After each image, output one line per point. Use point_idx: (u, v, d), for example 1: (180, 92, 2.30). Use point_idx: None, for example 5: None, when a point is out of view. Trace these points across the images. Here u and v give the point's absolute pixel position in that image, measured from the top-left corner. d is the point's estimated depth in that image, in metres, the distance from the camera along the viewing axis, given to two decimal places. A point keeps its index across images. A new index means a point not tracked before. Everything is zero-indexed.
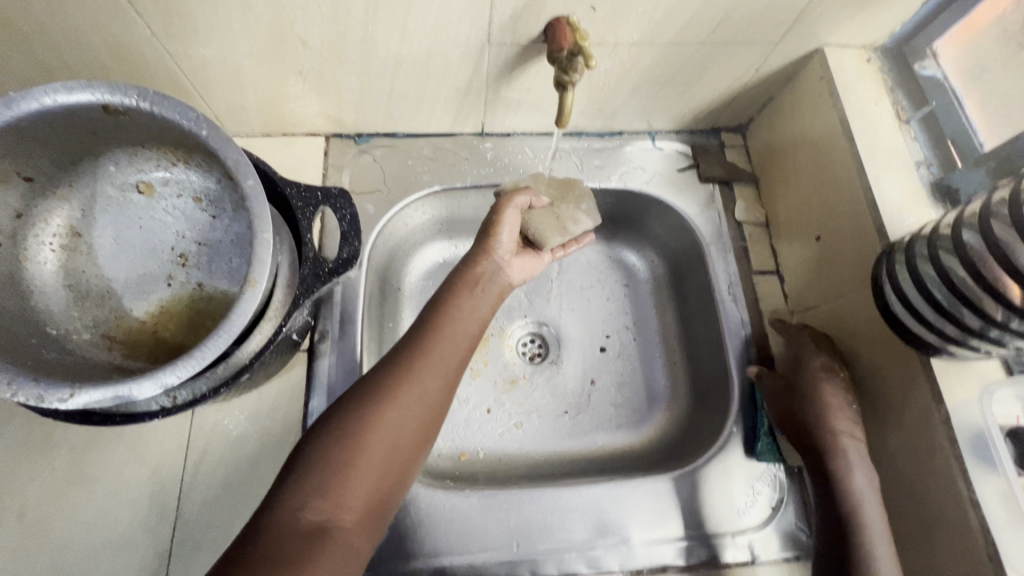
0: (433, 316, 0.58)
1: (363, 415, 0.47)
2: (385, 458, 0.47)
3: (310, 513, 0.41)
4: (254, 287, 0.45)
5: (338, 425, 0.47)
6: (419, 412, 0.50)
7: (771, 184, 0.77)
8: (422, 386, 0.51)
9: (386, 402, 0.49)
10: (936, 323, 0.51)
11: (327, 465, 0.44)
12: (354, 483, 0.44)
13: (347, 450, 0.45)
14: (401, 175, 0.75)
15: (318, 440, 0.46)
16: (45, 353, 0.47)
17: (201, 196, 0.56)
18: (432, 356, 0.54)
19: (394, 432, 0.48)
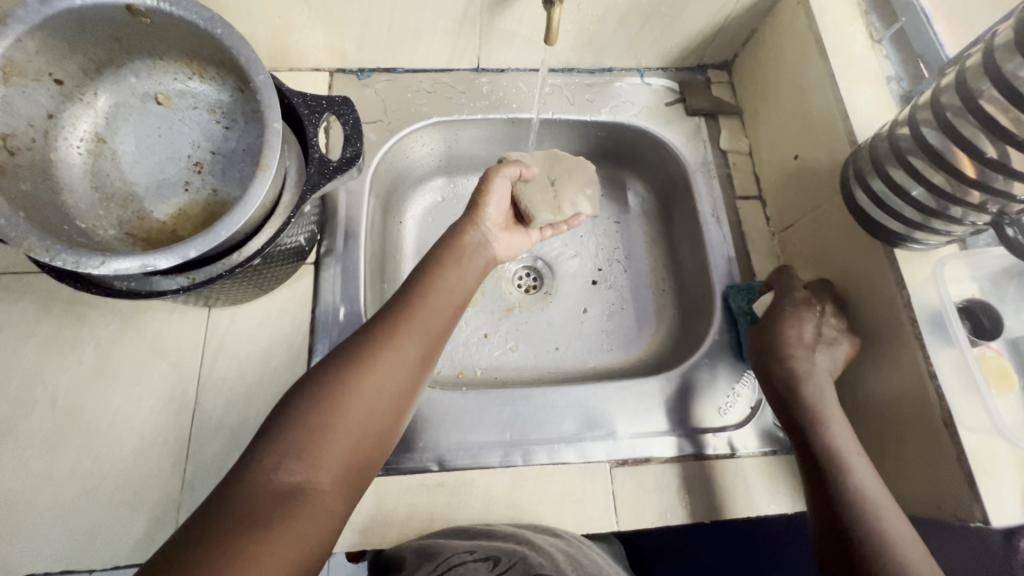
0: (415, 288, 0.59)
1: (340, 383, 0.49)
2: (361, 423, 0.48)
3: (284, 475, 0.43)
4: (265, 171, 0.50)
5: (315, 390, 0.49)
6: (397, 382, 0.52)
7: (754, 115, 0.81)
8: (400, 357, 0.53)
9: (363, 370, 0.50)
10: (902, 213, 0.54)
11: (302, 431, 0.46)
12: (331, 447, 0.46)
13: (324, 417, 0.47)
14: (401, 107, 0.79)
15: (297, 403, 0.48)
16: (77, 238, 0.52)
17: (215, 109, 0.61)
18: (411, 328, 0.55)
19: (372, 399, 0.50)
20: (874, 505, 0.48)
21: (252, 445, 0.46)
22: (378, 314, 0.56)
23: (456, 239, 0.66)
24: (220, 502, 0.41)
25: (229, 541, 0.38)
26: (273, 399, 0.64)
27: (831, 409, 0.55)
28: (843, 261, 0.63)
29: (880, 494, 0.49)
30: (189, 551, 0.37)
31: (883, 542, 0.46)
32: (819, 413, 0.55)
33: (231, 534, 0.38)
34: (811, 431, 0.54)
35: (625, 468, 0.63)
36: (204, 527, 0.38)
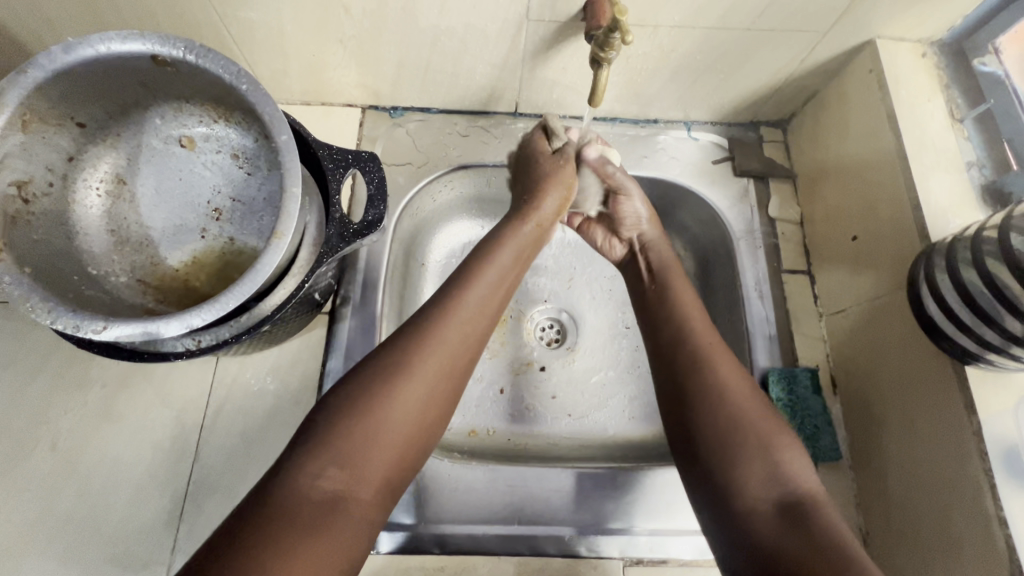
0: (458, 280, 0.55)
1: (380, 386, 0.46)
2: (401, 427, 0.46)
3: (325, 481, 0.41)
4: (280, 239, 0.47)
5: (351, 394, 0.45)
6: (439, 385, 0.48)
7: (809, 181, 0.75)
8: (440, 358, 0.49)
9: (404, 373, 0.47)
10: (978, 330, 0.48)
11: (345, 439, 0.43)
12: (373, 457, 0.44)
13: (367, 426, 0.44)
14: (432, 149, 0.76)
15: (340, 406, 0.45)
16: (85, 290, 0.50)
17: (238, 153, 0.58)
18: (452, 328, 0.51)
19: (413, 406, 0.47)
20: (751, 412, 0.49)
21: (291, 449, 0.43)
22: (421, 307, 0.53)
23: (516, 219, 0.62)
24: (256, 516, 0.38)
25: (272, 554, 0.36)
26: (274, 457, 0.61)
27: (692, 312, 0.58)
28: (902, 366, 0.57)
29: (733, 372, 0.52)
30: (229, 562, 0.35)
31: (752, 425, 0.48)
32: (699, 351, 0.54)
33: (274, 543, 0.37)
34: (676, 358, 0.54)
35: (639, 567, 0.59)
36: (249, 533, 0.37)
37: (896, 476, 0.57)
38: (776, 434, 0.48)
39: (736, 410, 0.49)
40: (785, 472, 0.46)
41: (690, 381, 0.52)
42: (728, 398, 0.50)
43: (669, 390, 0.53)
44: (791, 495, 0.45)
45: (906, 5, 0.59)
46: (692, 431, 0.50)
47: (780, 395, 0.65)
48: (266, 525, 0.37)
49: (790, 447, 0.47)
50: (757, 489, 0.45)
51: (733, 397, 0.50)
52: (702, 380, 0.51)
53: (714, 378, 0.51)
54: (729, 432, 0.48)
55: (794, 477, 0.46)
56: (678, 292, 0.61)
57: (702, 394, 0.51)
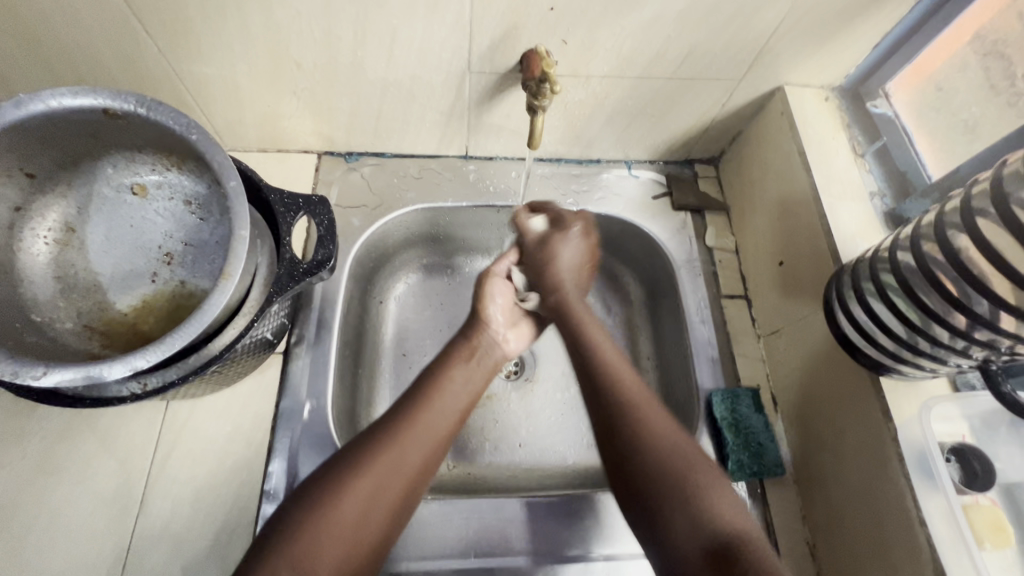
0: (421, 388, 0.59)
1: (340, 483, 0.48)
2: (358, 522, 0.47)
3: None
4: (227, 281, 0.48)
5: (312, 492, 0.48)
6: (397, 483, 0.51)
7: (740, 214, 0.81)
8: (403, 457, 0.52)
9: (361, 474, 0.50)
10: (885, 344, 0.52)
11: (301, 536, 0.45)
12: (325, 551, 0.45)
13: (319, 520, 0.46)
14: (387, 192, 0.79)
15: (298, 507, 0.47)
16: (27, 336, 0.50)
17: (191, 200, 0.60)
18: (415, 428, 0.54)
19: (369, 500, 0.49)
20: (672, 450, 0.51)
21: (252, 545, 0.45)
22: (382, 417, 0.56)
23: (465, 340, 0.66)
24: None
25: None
26: (224, 502, 0.60)
27: (608, 353, 0.61)
28: (831, 379, 0.60)
29: (673, 428, 0.53)
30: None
31: (674, 467, 0.50)
32: (628, 405, 0.55)
33: None
34: (609, 411, 0.56)
35: None
36: None
37: (833, 486, 0.60)
38: (713, 485, 0.49)
39: (658, 454, 0.51)
40: (715, 517, 0.47)
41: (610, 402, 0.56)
42: (659, 444, 0.52)
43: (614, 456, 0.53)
44: (720, 539, 0.45)
45: (804, 55, 0.66)
46: (632, 479, 0.51)
47: (724, 414, 0.67)
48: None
49: (723, 495, 0.49)
50: (687, 533, 0.46)
51: (664, 451, 0.51)
52: (648, 450, 0.52)
53: (647, 426, 0.53)
54: (659, 489, 0.49)
55: (723, 523, 0.46)
56: (593, 338, 0.63)
57: (631, 437, 0.53)
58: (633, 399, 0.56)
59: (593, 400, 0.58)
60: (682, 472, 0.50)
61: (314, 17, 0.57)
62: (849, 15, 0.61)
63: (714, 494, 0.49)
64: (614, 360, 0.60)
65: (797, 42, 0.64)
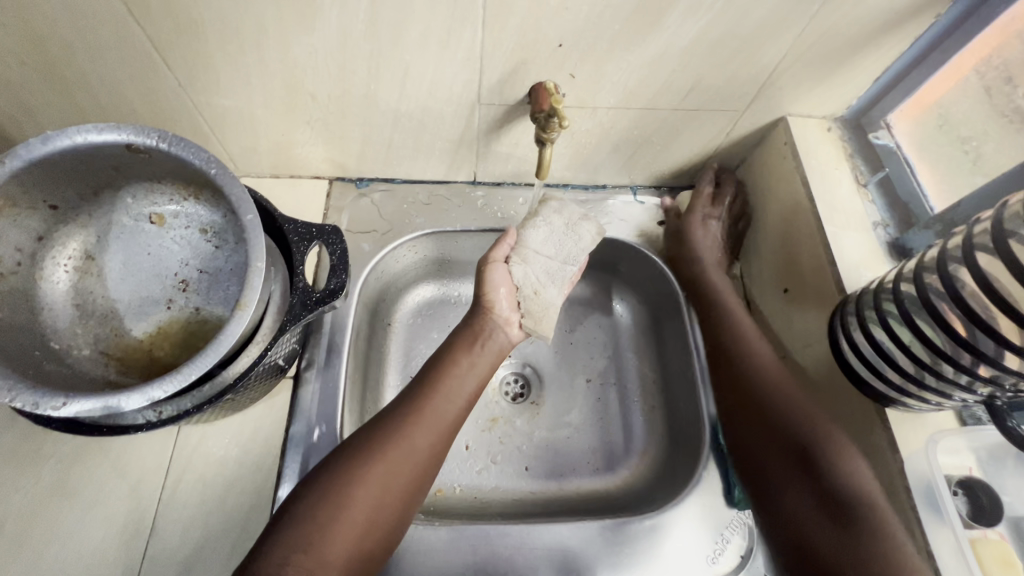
0: (427, 378, 0.61)
1: (351, 475, 0.51)
2: (369, 509, 0.51)
3: (293, 564, 0.45)
4: (243, 310, 0.49)
5: (325, 481, 0.51)
6: (405, 474, 0.54)
7: (745, 240, 0.82)
8: (412, 445, 0.54)
9: (372, 465, 0.52)
10: (891, 376, 0.53)
11: (314, 525, 0.48)
12: (337, 538, 0.48)
13: (332, 510, 0.49)
14: (396, 217, 0.80)
15: (310, 495, 0.50)
16: (46, 365, 0.51)
17: (207, 228, 0.61)
18: (423, 418, 0.57)
19: (380, 489, 0.52)
20: (801, 412, 0.58)
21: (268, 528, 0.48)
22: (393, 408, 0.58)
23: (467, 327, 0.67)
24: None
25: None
26: (234, 528, 0.60)
27: (752, 337, 0.68)
28: (836, 408, 0.61)
29: (793, 393, 0.60)
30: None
31: (797, 428, 0.57)
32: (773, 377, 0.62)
33: None
34: (738, 380, 0.64)
35: None
36: None
37: None
38: (834, 440, 0.55)
39: (792, 421, 0.57)
40: (841, 477, 0.52)
41: (781, 395, 0.60)
42: (785, 412, 0.58)
43: (773, 434, 0.58)
44: (843, 496, 0.51)
45: (806, 88, 0.68)
46: (759, 446, 0.59)
47: None
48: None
49: (849, 448, 0.54)
50: (803, 497, 0.53)
51: (792, 414, 0.58)
52: (783, 412, 0.58)
53: (780, 399, 0.59)
54: (777, 447, 0.57)
55: (851, 485, 0.52)
56: (741, 321, 0.70)
57: (771, 407, 0.59)
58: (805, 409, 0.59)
59: (732, 373, 0.65)
60: (805, 434, 0.56)
61: (330, 53, 0.59)
62: (850, 51, 0.62)
63: (844, 452, 0.54)
64: (760, 342, 0.67)
65: (800, 76, 0.66)
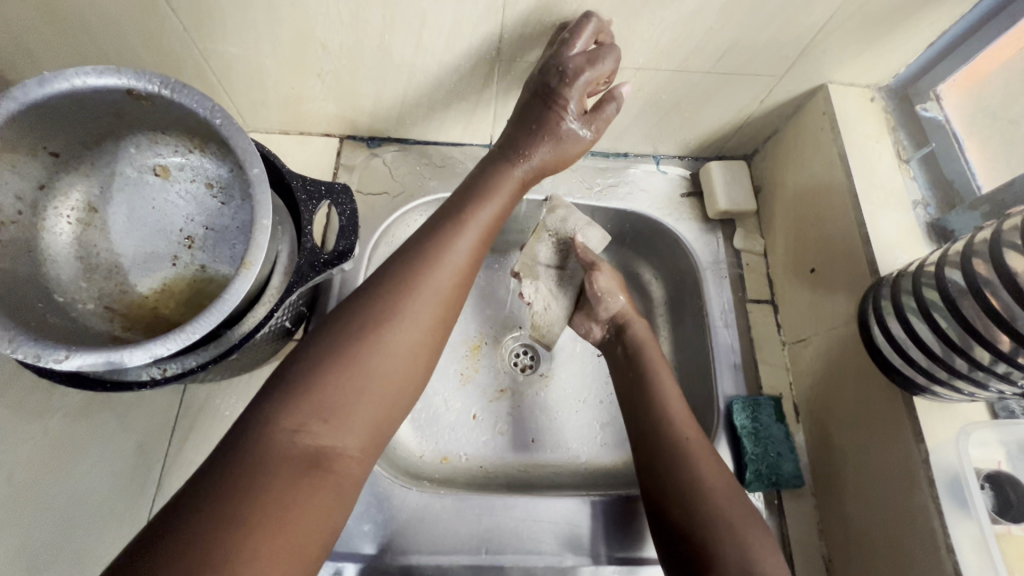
0: (442, 227, 0.57)
1: (358, 340, 0.48)
2: (386, 380, 0.48)
3: (310, 434, 0.43)
4: (248, 269, 0.47)
5: (327, 350, 0.47)
6: (420, 337, 0.51)
7: (769, 215, 0.78)
8: (422, 306, 0.51)
9: (384, 332, 0.49)
10: (922, 362, 0.50)
11: (322, 391, 0.45)
12: (355, 411, 0.46)
13: (343, 376, 0.46)
14: (408, 179, 0.78)
15: (313, 362, 0.47)
16: (50, 318, 0.50)
17: (213, 183, 0.59)
18: (435, 278, 0.53)
19: (394, 357, 0.49)
20: (723, 497, 0.52)
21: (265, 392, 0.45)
22: (393, 265, 0.54)
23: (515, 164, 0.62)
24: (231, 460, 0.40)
25: (265, 490, 0.39)
26: None
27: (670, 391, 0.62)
28: (858, 394, 0.59)
29: (713, 464, 0.55)
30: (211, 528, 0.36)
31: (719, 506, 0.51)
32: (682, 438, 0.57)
33: (242, 494, 0.38)
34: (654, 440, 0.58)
35: None
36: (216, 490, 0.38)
37: (855, 504, 0.58)
38: (742, 538, 0.49)
39: (718, 505, 0.51)
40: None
41: (680, 481, 0.54)
42: (706, 493, 0.52)
43: (684, 506, 0.52)
44: None
45: (852, 53, 0.63)
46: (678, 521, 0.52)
47: (745, 423, 0.66)
48: (249, 483, 0.39)
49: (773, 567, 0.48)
50: None
51: (717, 503, 0.52)
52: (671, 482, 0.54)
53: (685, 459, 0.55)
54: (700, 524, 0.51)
55: None
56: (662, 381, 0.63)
57: (686, 473, 0.54)
58: (725, 518, 0.51)
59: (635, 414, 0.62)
60: (722, 523, 0.50)
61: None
62: (904, 11, 0.57)
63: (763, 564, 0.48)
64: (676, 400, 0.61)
65: (846, 39, 0.61)
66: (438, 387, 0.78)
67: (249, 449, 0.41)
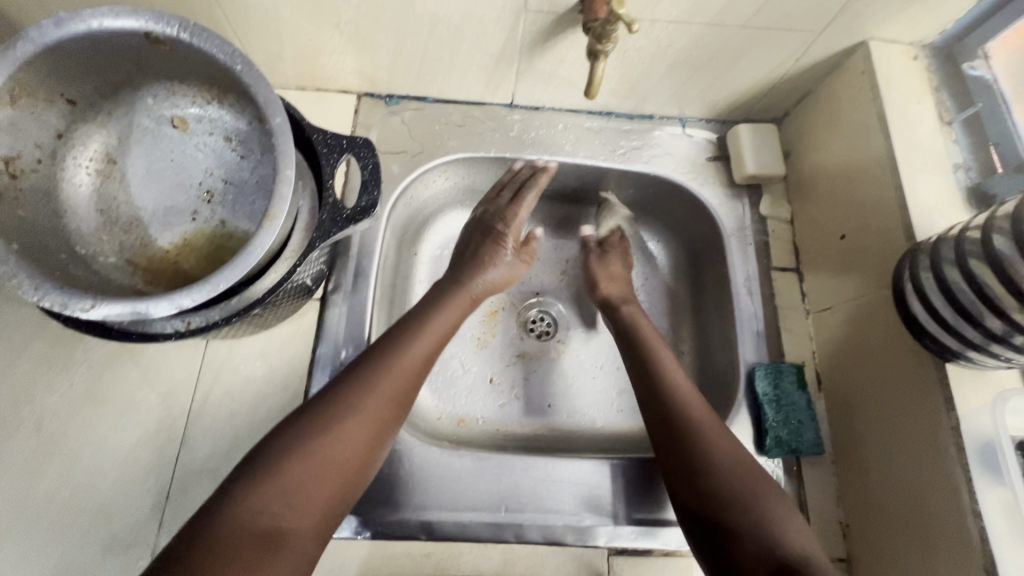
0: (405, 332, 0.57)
1: (320, 418, 0.48)
2: (349, 448, 0.48)
3: (267, 515, 0.43)
4: (272, 222, 0.46)
5: (283, 443, 0.46)
6: (383, 412, 0.51)
7: (798, 181, 0.76)
8: (387, 388, 0.52)
9: (346, 408, 0.49)
10: (957, 325, 0.49)
11: (277, 470, 0.45)
12: (314, 488, 0.45)
13: (304, 453, 0.46)
14: (427, 139, 0.76)
15: (274, 449, 0.46)
16: (73, 268, 0.49)
17: (231, 136, 0.58)
18: (394, 370, 0.53)
19: (357, 430, 0.49)
20: (728, 457, 0.53)
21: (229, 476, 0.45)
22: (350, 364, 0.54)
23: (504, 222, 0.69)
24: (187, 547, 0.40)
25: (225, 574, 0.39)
26: None
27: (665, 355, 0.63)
28: (884, 361, 0.58)
29: (720, 429, 0.56)
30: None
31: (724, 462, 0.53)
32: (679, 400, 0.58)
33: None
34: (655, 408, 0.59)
35: (623, 556, 0.60)
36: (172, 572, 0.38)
37: (878, 471, 0.58)
38: (764, 500, 0.50)
39: (722, 459, 0.53)
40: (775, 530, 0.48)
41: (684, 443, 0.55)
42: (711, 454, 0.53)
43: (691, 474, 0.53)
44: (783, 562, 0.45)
45: (898, 7, 0.60)
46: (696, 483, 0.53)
47: (766, 390, 0.66)
48: (206, 569, 0.39)
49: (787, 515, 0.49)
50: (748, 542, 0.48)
51: (722, 460, 0.53)
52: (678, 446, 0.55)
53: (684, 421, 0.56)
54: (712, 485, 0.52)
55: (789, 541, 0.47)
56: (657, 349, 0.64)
57: (691, 431, 0.55)
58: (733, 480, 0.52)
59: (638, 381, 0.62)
60: (741, 489, 0.51)
61: None
62: None
63: (778, 516, 0.49)
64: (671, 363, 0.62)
65: None
66: (455, 351, 0.78)
67: (207, 529, 0.41)
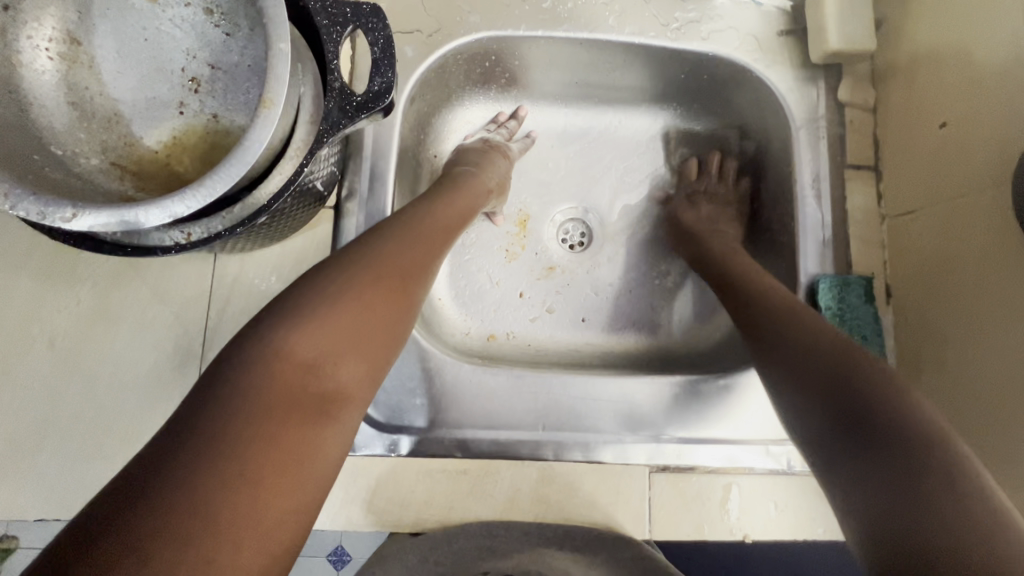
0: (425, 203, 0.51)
1: (348, 273, 0.41)
2: (385, 306, 0.42)
3: (310, 382, 0.37)
4: (269, 109, 0.38)
5: (309, 299, 0.39)
6: (416, 272, 0.45)
7: (889, 58, 0.63)
8: (416, 250, 0.46)
9: (374, 264, 0.42)
10: None
11: (312, 330, 0.38)
12: (353, 350, 0.39)
13: (337, 311, 0.39)
14: (444, 13, 0.64)
15: (300, 305, 0.39)
16: (49, 171, 0.42)
17: (213, 7, 0.48)
18: (422, 232, 0.47)
19: (393, 288, 0.43)
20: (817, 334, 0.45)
21: (247, 333, 0.38)
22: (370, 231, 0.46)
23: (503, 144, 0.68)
24: (205, 414, 0.33)
25: (262, 446, 0.33)
26: None
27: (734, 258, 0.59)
28: (979, 269, 0.51)
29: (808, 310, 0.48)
30: (190, 503, 0.29)
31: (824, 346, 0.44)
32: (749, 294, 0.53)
33: (252, 449, 0.32)
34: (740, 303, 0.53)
35: (665, 473, 0.58)
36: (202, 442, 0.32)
37: (953, 388, 0.53)
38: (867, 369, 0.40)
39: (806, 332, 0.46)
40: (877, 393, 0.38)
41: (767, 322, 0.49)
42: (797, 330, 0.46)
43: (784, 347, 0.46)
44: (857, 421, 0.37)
45: None
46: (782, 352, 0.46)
47: (830, 304, 0.59)
48: (246, 438, 0.32)
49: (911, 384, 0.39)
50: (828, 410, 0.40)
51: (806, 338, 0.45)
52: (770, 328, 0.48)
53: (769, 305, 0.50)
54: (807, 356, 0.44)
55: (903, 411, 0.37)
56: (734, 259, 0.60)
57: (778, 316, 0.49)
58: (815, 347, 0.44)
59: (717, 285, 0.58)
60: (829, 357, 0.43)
61: None
62: None
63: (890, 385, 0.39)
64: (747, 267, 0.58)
65: None
66: (481, 263, 0.72)
67: (236, 393, 0.34)
